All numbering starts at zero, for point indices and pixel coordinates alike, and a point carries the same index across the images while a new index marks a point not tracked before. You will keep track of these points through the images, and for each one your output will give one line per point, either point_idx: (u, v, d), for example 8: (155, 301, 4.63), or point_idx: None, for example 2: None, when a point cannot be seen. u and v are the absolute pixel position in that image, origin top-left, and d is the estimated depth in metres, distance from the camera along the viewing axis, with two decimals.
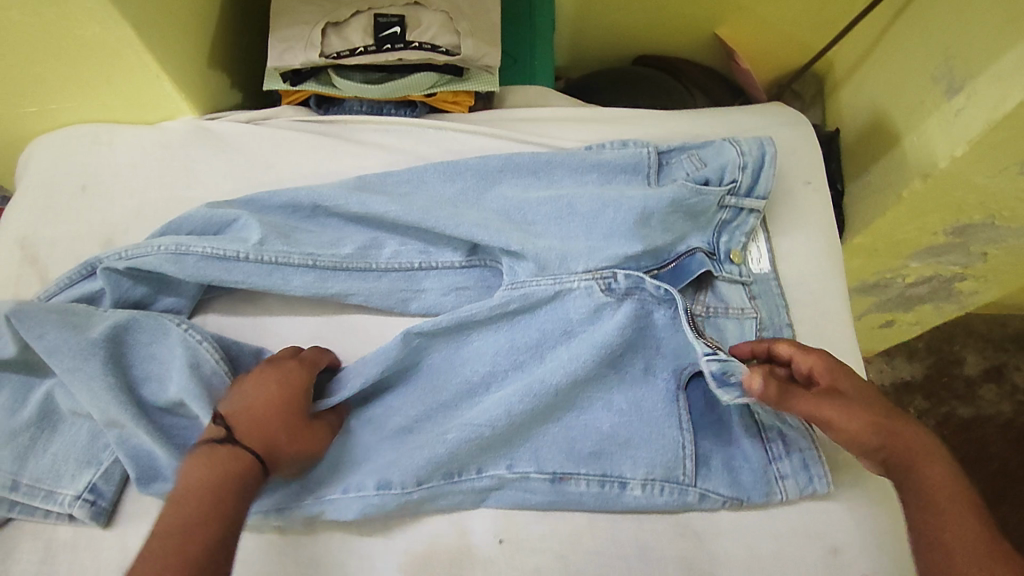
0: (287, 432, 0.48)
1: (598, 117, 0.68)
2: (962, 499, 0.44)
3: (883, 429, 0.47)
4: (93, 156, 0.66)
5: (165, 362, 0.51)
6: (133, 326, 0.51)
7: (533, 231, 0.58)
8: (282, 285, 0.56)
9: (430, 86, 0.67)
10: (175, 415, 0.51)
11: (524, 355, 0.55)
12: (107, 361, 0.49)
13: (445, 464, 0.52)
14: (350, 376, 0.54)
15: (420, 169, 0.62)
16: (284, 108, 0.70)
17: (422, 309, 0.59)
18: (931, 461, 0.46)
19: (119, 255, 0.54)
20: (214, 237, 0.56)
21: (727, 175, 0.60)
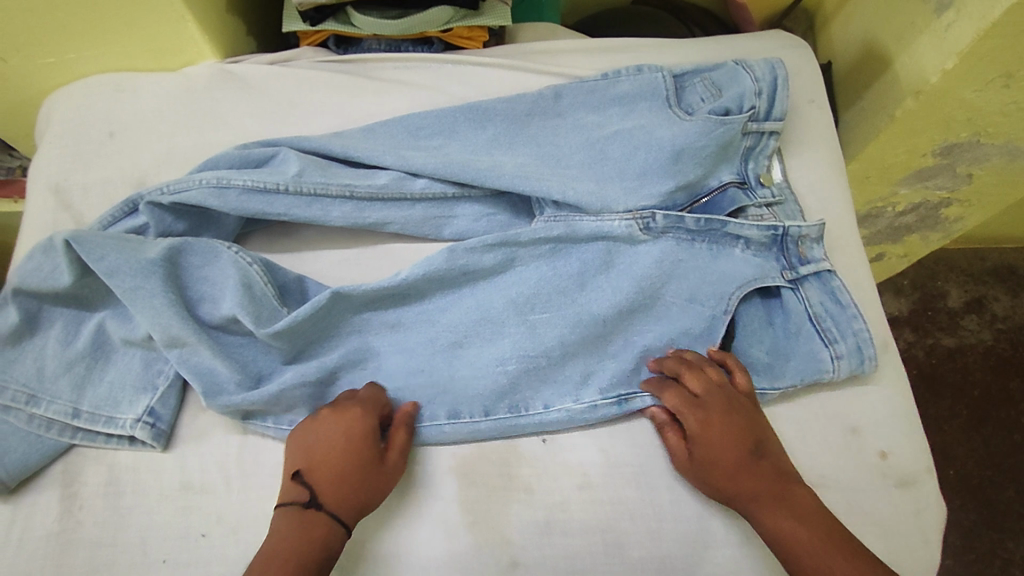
0: (366, 492, 0.49)
1: (609, 47, 0.71)
2: (805, 535, 0.46)
3: (725, 483, 0.50)
4: (118, 104, 0.68)
5: (218, 283, 0.54)
6: (185, 250, 0.54)
7: (563, 162, 0.62)
8: (322, 216, 0.57)
9: (445, 22, 0.70)
10: (228, 332, 0.54)
11: (571, 284, 0.57)
12: (166, 281, 0.52)
13: (512, 392, 0.54)
14: (396, 272, 0.56)
15: (450, 119, 0.63)
16: (304, 49, 0.72)
17: (456, 234, 0.61)
18: (773, 506, 0.48)
19: (162, 190, 0.55)
20: (253, 170, 0.57)
21: (746, 102, 0.62)
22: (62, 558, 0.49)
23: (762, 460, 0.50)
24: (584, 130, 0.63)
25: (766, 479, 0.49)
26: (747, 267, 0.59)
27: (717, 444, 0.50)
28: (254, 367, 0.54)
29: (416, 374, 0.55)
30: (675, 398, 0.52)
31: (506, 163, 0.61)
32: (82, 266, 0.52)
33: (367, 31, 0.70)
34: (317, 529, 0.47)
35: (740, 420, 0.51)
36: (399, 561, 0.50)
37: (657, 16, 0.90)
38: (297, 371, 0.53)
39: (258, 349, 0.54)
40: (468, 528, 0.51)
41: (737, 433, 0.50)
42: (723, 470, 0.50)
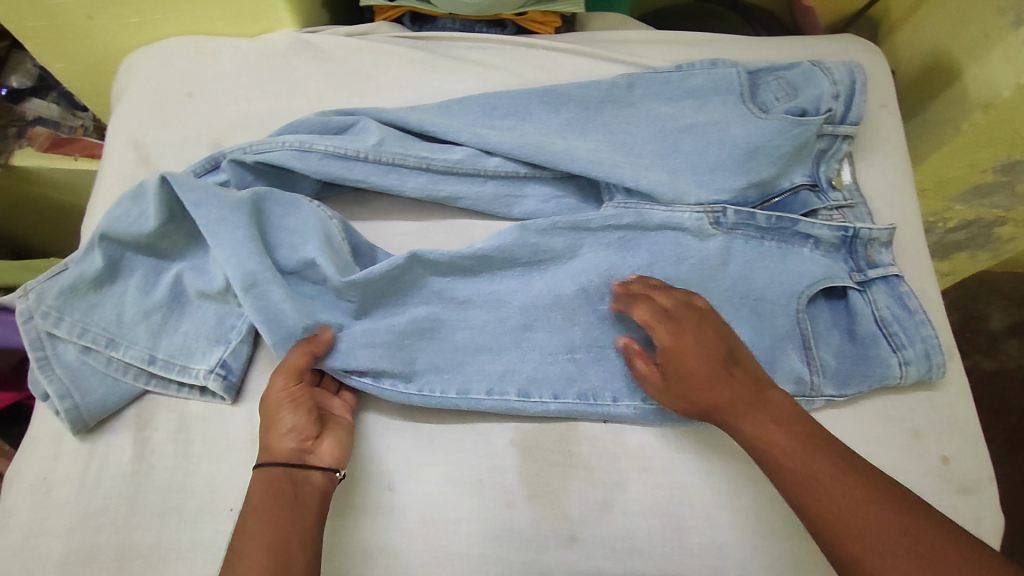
0: (273, 424, 0.49)
1: (682, 40, 0.71)
2: (786, 438, 0.47)
3: (703, 393, 0.49)
4: (198, 66, 0.69)
5: (296, 234, 0.56)
6: (269, 199, 0.56)
7: (634, 150, 0.62)
8: (397, 185, 0.58)
9: (520, 5, 0.70)
10: (302, 283, 0.55)
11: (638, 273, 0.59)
12: (250, 219, 0.54)
13: (579, 379, 0.55)
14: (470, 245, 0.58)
15: (524, 101, 0.64)
16: (381, 24, 0.72)
17: (524, 214, 0.62)
18: (752, 413, 0.48)
19: (245, 150, 0.56)
20: (334, 137, 0.58)
21: (823, 104, 0.61)
22: (134, 498, 0.51)
23: (736, 373, 0.50)
24: (656, 119, 0.64)
25: (741, 388, 0.49)
26: (817, 266, 0.59)
27: (694, 359, 0.50)
28: (321, 317, 0.54)
29: (483, 350, 0.56)
30: (647, 313, 0.53)
31: (580, 147, 0.61)
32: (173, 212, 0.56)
33: (443, 10, 0.70)
34: (266, 478, 0.47)
35: (711, 334, 0.51)
36: (459, 525, 0.51)
37: (723, 16, 0.90)
38: (370, 325, 0.54)
39: (328, 306, 0.55)
40: (528, 500, 0.52)
41: (708, 346, 0.50)
42: (699, 382, 0.49)
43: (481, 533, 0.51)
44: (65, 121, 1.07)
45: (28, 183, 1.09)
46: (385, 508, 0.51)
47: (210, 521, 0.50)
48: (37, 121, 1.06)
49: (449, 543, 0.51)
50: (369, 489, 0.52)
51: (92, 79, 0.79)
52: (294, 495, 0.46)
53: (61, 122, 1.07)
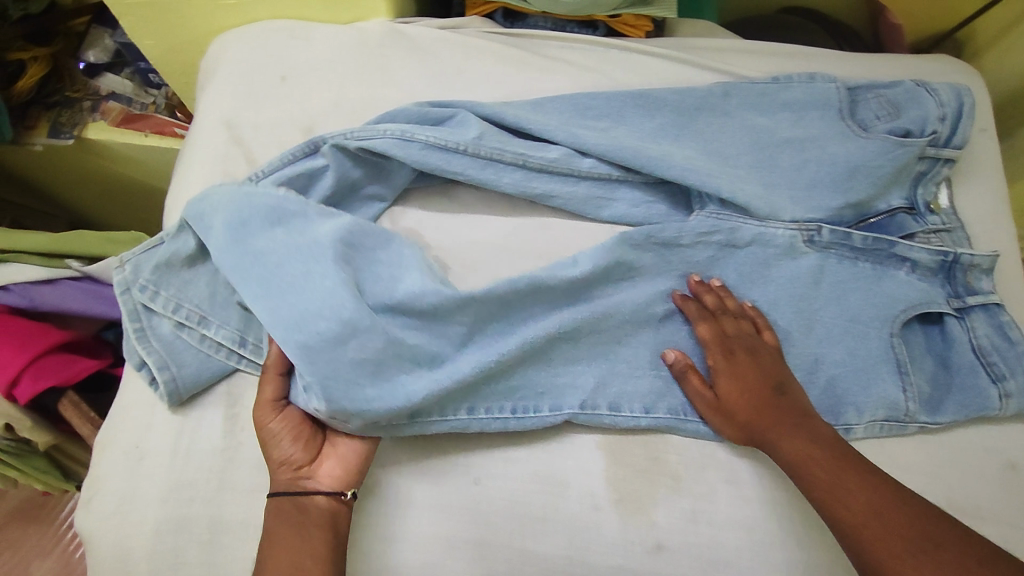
0: (269, 458, 0.50)
1: (777, 50, 0.70)
2: (819, 453, 0.49)
3: (749, 414, 0.53)
4: (291, 50, 0.70)
5: (394, 267, 0.55)
6: (359, 234, 0.55)
7: (729, 160, 0.61)
8: (493, 180, 0.59)
9: (613, 8, 0.69)
10: (397, 313, 0.53)
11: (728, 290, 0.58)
12: (341, 262, 0.52)
13: (669, 394, 0.56)
14: (574, 263, 0.57)
15: (618, 103, 0.64)
16: (473, 18, 0.73)
17: (612, 217, 0.62)
18: (790, 431, 0.51)
19: (347, 135, 0.58)
20: (435, 127, 0.59)
21: (928, 126, 0.60)
22: (230, 475, 0.52)
23: (783, 398, 0.53)
24: (753, 130, 0.63)
25: (785, 410, 0.52)
26: (912, 289, 0.58)
27: (747, 384, 0.54)
28: (427, 351, 0.54)
29: (574, 363, 0.57)
30: (708, 333, 0.56)
31: (675, 154, 0.60)
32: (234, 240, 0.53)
33: (537, 8, 0.70)
34: (273, 508, 0.49)
35: (764, 363, 0.55)
36: (546, 524, 0.52)
37: (807, 29, 0.89)
38: (470, 360, 0.53)
39: (432, 336, 0.54)
40: (615, 505, 0.53)
41: (760, 373, 0.54)
42: (745, 404, 0.53)
43: (568, 534, 0.52)
44: (137, 98, 1.08)
45: (99, 158, 1.11)
46: (473, 502, 0.53)
47: None
48: (110, 96, 1.08)
49: (537, 542, 0.52)
50: (461, 487, 0.53)
51: (179, 57, 0.81)
52: (301, 519, 0.48)
53: (134, 99, 1.08)
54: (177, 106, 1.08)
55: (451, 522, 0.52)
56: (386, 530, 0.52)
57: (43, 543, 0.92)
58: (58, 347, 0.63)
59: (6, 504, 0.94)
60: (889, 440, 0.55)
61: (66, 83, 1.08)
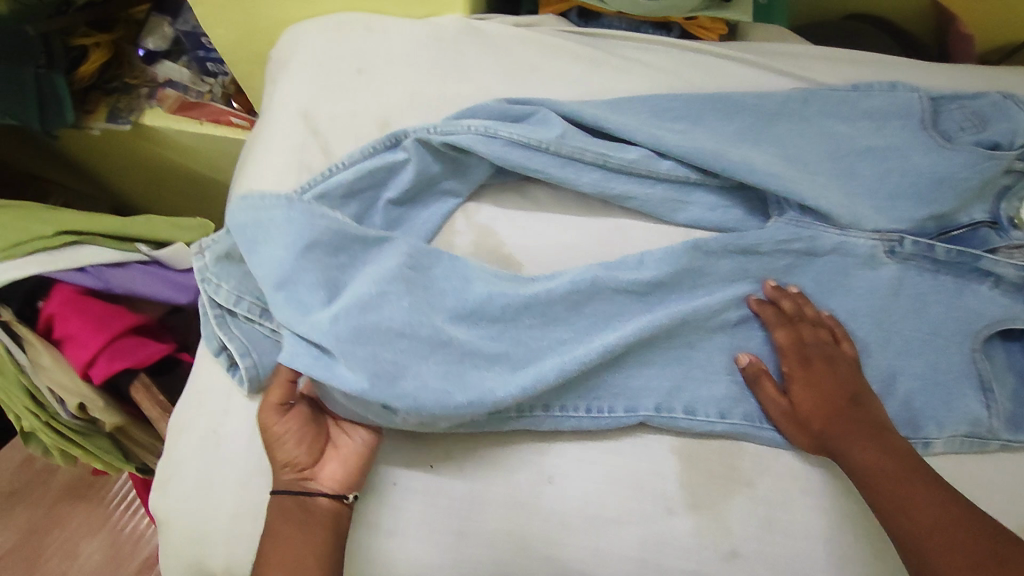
0: (272, 458, 0.50)
1: (853, 59, 0.71)
2: (887, 462, 0.49)
3: (822, 422, 0.52)
4: (367, 42, 0.70)
5: (462, 283, 0.54)
6: (417, 256, 0.54)
7: (809, 169, 0.61)
8: (573, 179, 0.59)
9: (691, 10, 0.70)
10: (477, 320, 0.53)
11: (806, 299, 0.58)
12: (408, 287, 0.52)
13: (745, 399, 0.56)
14: (646, 269, 0.57)
15: (697, 107, 0.64)
16: (547, 16, 0.73)
17: (687, 220, 0.62)
18: (861, 439, 0.50)
19: (430, 130, 0.58)
20: (516, 124, 0.60)
21: (1018, 139, 0.60)
22: None
23: (858, 408, 0.52)
24: (832, 138, 0.63)
25: (857, 420, 0.52)
26: (994, 305, 0.58)
27: (820, 393, 0.53)
28: (515, 351, 0.53)
29: (647, 364, 0.56)
30: (786, 339, 0.56)
31: (758, 158, 0.61)
32: (281, 279, 0.51)
33: (613, 8, 0.70)
34: (276, 506, 0.49)
35: (840, 372, 0.54)
36: (621, 527, 0.52)
37: (876, 35, 0.88)
38: (554, 363, 0.52)
39: (515, 339, 0.54)
40: (690, 510, 0.52)
41: (836, 383, 0.54)
42: (820, 410, 0.53)
43: (642, 537, 0.52)
44: (193, 86, 1.09)
45: (155, 144, 1.12)
46: (549, 501, 0.52)
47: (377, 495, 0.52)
48: (168, 83, 1.09)
49: (612, 543, 0.52)
50: (535, 485, 0.53)
51: (252, 47, 0.82)
52: (302, 518, 0.48)
53: (189, 86, 1.09)
54: (234, 96, 1.10)
55: (524, 519, 0.52)
56: (458, 525, 0.52)
57: (92, 520, 0.94)
58: (131, 330, 0.63)
59: (57, 480, 0.96)
60: (970, 456, 0.54)
61: (125, 70, 1.10)
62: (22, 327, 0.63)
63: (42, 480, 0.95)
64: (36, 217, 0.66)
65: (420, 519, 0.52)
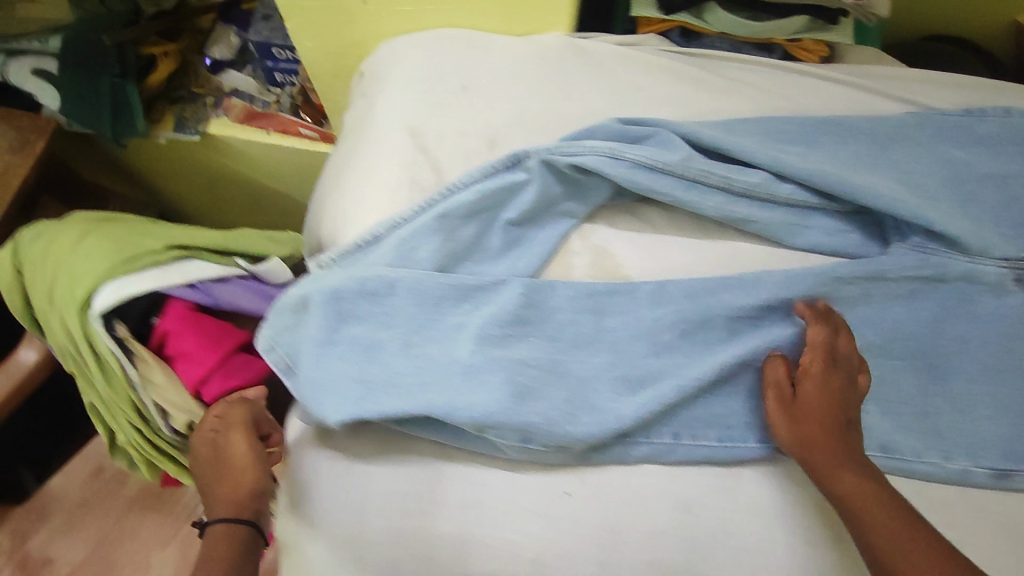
0: (233, 478, 0.56)
1: (956, 83, 0.72)
2: (876, 496, 0.48)
3: (817, 439, 0.51)
4: (469, 59, 0.70)
5: (569, 313, 0.58)
6: (541, 289, 0.59)
7: (929, 196, 0.62)
8: (698, 202, 0.59)
9: (795, 31, 0.70)
10: (596, 350, 0.58)
11: (927, 329, 0.60)
12: (534, 327, 0.57)
13: (872, 430, 0.57)
14: (755, 291, 0.59)
15: (813, 130, 0.64)
16: (648, 36, 0.72)
17: (805, 244, 0.62)
18: (855, 469, 0.49)
19: (554, 151, 0.59)
20: (639, 145, 0.60)
21: None
22: (438, 484, 0.54)
23: (852, 433, 0.51)
24: (949, 164, 0.64)
25: (852, 447, 0.51)
26: None
27: (830, 407, 0.52)
28: (638, 369, 0.57)
29: None
30: (817, 336, 0.54)
31: (878, 184, 0.61)
32: (407, 321, 0.55)
33: (715, 28, 0.70)
34: (222, 526, 0.54)
35: (851, 389, 0.53)
36: (762, 559, 0.52)
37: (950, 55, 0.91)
38: (672, 385, 0.55)
39: (645, 366, 0.57)
40: (833, 543, 0.53)
41: (845, 400, 0.52)
42: (819, 422, 0.51)
43: (788, 569, 0.52)
44: (260, 95, 1.09)
45: (220, 155, 1.12)
46: (688, 532, 0.53)
47: (515, 518, 0.53)
48: (233, 92, 1.09)
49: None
50: (671, 515, 0.54)
51: (338, 61, 0.80)
52: (240, 544, 0.54)
53: (256, 96, 1.09)
54: (301, 106, 1.09)
55: (667, 548, 0.53)
56: (602, 556, 0.53)
57: (161, 532, 0.94)
58: (241, 347, 0.63)
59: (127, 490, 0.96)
60: None
61: (191, 79, 1.09)
62: (137, 344, 0.61)
63: (112, 490, 0.97)
64: (141, 232, 0.64)
65: (563, 547, 0.53)
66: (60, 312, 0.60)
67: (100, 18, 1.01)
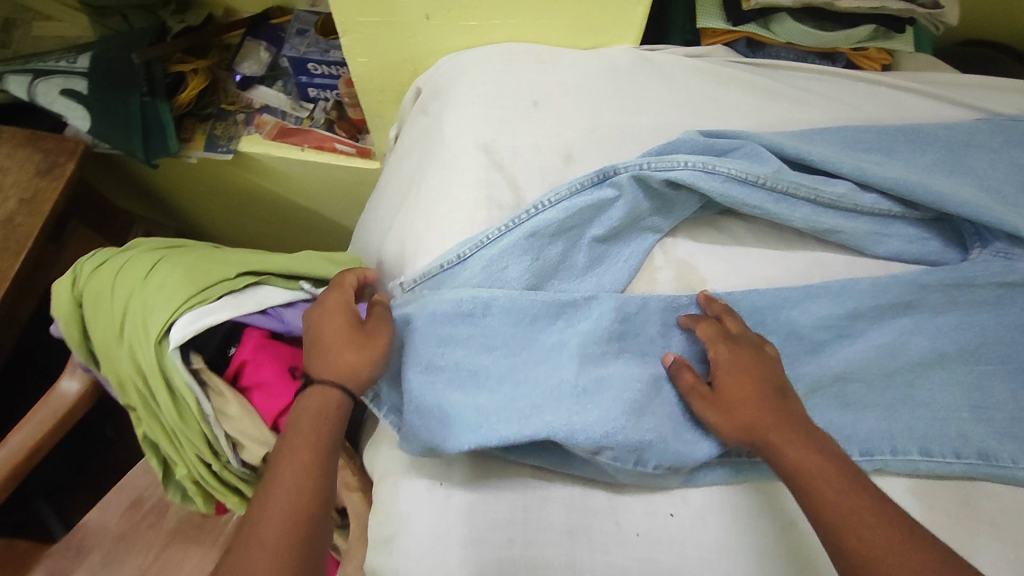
0: (358, 355, 0.53)
1: (1019, 89, 0.72)
2: (817, 463, 0.47)
3: (752, 419, 0.50)
4: (539, 73, 0.69)
5: (665, 328, 0.58)
6: (628, 304, 0.57)
7: (1010, 202, 0.62)
8: (786, 214, 0.60)
9: (859, 40, 0.71)
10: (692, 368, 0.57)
11: (1014, 334, 0.59)
12: (628, 346, 0.56)
13: (975, 436, 0.55)
14: (844, 301, 0.59)
15: (889, 138, 0.64)
16: (713, 48, 0.72)
17: (882, 250, 0.62)
18: (795, 441, 0.48)
19: (644, 166, 0.58)
20: (728, 158, 0.60)
21: None
22: (540, 512, 0.53)
23: (786, 402, 0.51)
24: None
25: (787, 415, 0.50)
26: None
27: (750, 390, 0.52)
28: None
29: (870, 407, 0.56)
30: (710, 330, 0.55)
31: (960, 190, 0.60)
32: (507, 343, 0.54)
33: (781, 38, 0.71)
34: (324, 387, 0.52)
35: (760, 368, 0.53)
36: None
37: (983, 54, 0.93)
38: None
39: None
40: None
41: (757, 379, 0.52)
42: (749, 402, 0.51)
43: None
44: (292, 112, 1.07)
45: (248, 172, 1.10)
46: (796, 550, 0.52)
47: (617, 544, 0.52)
48: (264, 109, 1.07)
49: None
50: (776, 535, 0.53)
51: (390, 77, 0.79)
52: (333, 422, 0.51)
53: (289, 113, 1.07)
54: (336, 121, 1.07)
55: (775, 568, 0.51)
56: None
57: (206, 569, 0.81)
58: None
59: (166, 522, 0.83)
60: None
61: (221, 96, 1.05)
62: (211, 374, 0.58)
63: (150, 523, 0.83)
64: (210, 259, 0.62)
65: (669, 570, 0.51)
66: (129, 342, 0.59)
67: (130, 38, 1.00)
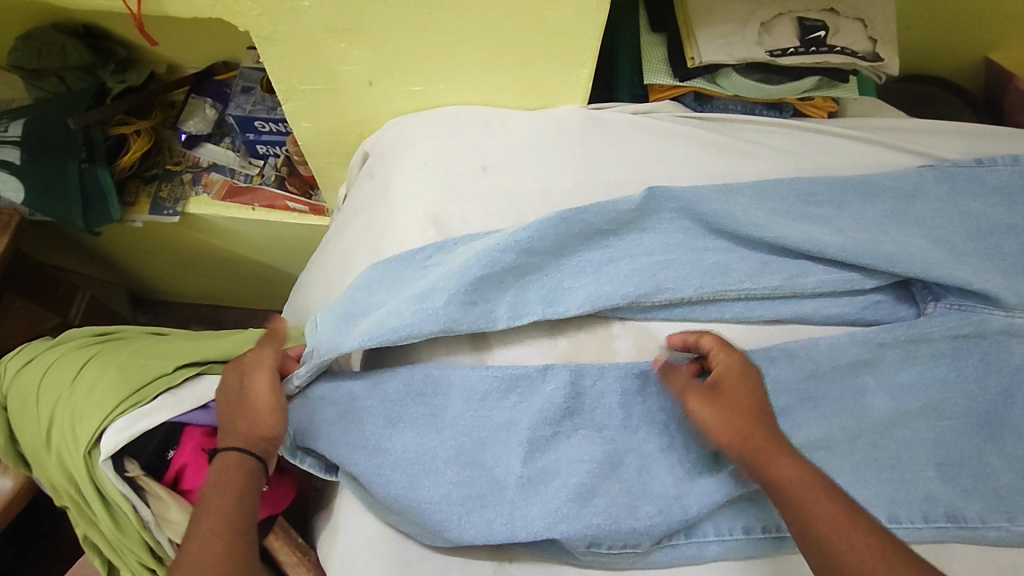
0: (251, 416, 0.50)
1: (961, 132, 0.73)
2: (808, 481, 0.46)
3: (747, 426, 0.49)
4: (487, 137, 0.67)
5: (621, 404, 0.55)
6: (582, 374, 0.55)
7: (957, 253, 0.62)
8: (717, 316, 0.60)
9: (805, 91, 0.71)
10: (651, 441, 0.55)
11: (974, 386, 0.59)
12: (577, 421, 0.54)
13: (941, 498, 0.54)
14: (802, 364, 0.58)
15: (840, 191, 0.64)
16: (663, 103, 0.72)
17: (829, 318, 0.61)
18: (788, 456, 0.47)
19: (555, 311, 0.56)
20: (656, 289, 0.58)
21: None
22: None
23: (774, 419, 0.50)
24: (971, 218, 0.64)
25: (777, 432, 0.49)
26: None
27: (742, 399, 0.51)
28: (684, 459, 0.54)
29: (839, 474, 0.54)
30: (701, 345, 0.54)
31: (907, 245, 0.61)
32: (461, 428, 0.52)
33: (729, 92, 0.71)
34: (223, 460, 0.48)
35: (753, 384, 0.52)
36: None
37: (924, 92, 0.96)
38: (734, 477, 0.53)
39: (701, 451, 0.55)
40: None
41: (751, 391, 0.51)
42: (741, 411, 0.50)
43: None
44: (242, 169, 1.03)
45: (199, 232, 1.06)
46: None
47: None
48: (212, 167, 1.03)
49: None
50: None
51: (336, 142, 0.77)
52: (239, 484, 0.48)
53: (238, 170, 1.03)
54: (287, 178, 1.03)
55: None
56: None
57: None
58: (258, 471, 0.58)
59: None
60: None
61: (165, 156, 1.02)
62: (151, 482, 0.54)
63: None
64: (145, 352, 0.59)
65: None
66: (58, 452, 0.55)
67: (61, 101, 0.94)
